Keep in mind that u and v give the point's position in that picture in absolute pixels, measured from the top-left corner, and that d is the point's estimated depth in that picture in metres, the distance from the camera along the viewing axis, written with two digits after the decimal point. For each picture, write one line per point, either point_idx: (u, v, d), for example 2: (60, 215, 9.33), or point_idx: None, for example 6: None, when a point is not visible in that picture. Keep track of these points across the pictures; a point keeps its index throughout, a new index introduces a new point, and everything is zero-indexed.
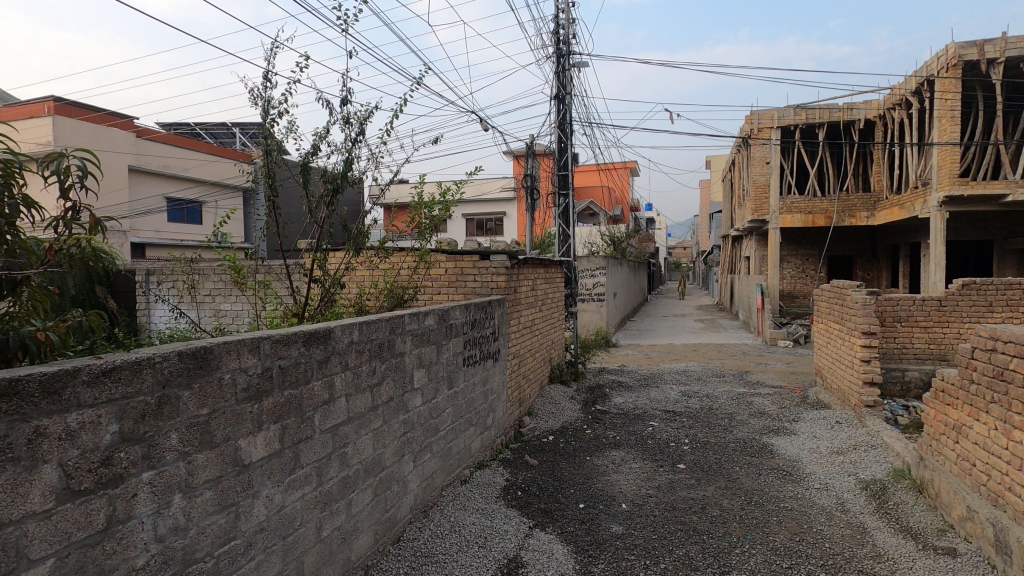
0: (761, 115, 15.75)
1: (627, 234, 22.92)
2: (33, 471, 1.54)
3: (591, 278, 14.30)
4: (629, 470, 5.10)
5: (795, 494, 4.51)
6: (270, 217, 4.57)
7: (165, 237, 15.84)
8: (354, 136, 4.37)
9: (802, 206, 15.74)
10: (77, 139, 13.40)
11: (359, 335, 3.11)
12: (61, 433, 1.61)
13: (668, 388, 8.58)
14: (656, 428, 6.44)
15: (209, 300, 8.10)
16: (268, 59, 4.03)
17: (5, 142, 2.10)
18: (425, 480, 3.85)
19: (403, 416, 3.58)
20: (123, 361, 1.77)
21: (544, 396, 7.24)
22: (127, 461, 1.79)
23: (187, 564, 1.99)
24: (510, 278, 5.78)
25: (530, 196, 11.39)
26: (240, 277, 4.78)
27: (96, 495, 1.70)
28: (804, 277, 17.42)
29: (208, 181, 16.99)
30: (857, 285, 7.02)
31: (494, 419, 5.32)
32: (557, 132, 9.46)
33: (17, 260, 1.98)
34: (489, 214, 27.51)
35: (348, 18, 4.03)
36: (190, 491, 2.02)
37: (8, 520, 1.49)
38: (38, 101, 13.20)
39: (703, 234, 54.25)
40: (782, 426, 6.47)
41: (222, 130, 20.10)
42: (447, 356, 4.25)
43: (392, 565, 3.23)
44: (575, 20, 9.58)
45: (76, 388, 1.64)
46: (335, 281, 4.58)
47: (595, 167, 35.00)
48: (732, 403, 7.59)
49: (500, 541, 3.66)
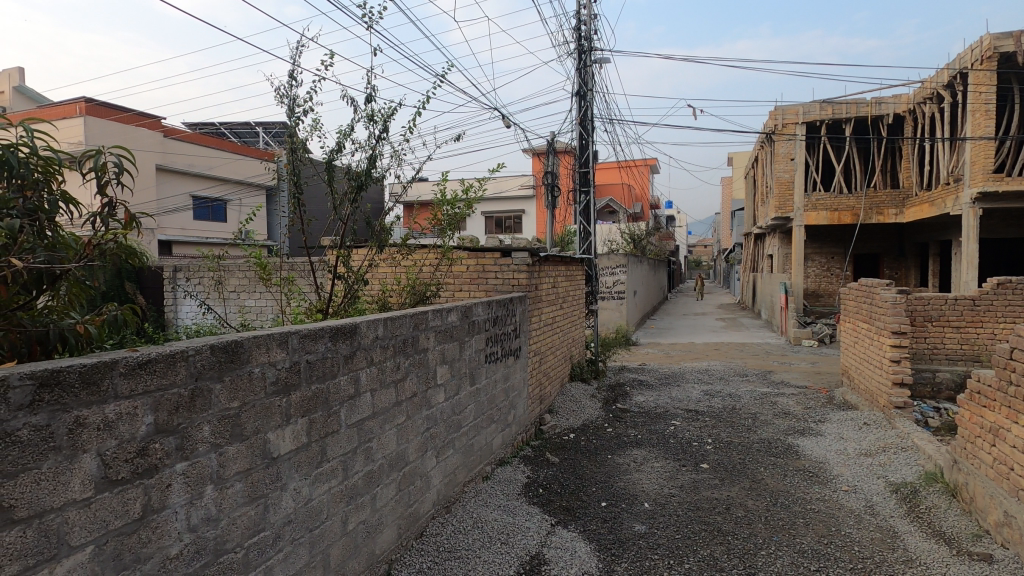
0: (786, 110, 15.44)
1: (647, 232, 22.68)
2: (73, 460, 1.58)
3: (610, 276, 14.23)
4: (652, 469, 5.05)
5: (822, 496, 4.44)
6: (295, 214, 4.63)
7: (191, 234, 16.17)
8: (377, 133, 4.40)
9: (827, 203, 15.41)
10: (107, 138, 13.74)
11: (384, 331, 3.13)
12: (99, 424, 1.64)
13: (690, 387, 8.49)
14: (678, 427, 6.38)
15: (234, 296, 8.26)
16: (294, 58, 4.08)
17: (46, 142, 2.18)
18: (448, 476, 3.87)
19: (426, 411, 3.60)
20: (158, 354, 1.81)
21: (565, 394, 7.21)
22: (161, 452, 1.83)
23: (218, 554, 2.03)
24: (531, 275, 5.78)
25: (551, 195, 11.29)
26: (265, 273, 4.84)
27: (132, 485, 1.73)
28: (829, 276, 17.08)
29: (232, 179, 17.28)
30: (886, 284, 6.83)
31: (515, 416, 5.32)
32: (579, 129, 9.40)
33: (57, 255, 2.02)
34: (508, 213, 27.55)
35: (373, 16, 4.07)
36: (221, 482, 2.05)
37: (50, 507, 1.53)
38: (70, 102, 13.63)
39: (723, 233, 53.61)
40: (808, 426, 6.36)
41: (245, 128, 20.25)
42: (470, 352, 4.27)
43: (416, 560, 3.25)
44: (597, 15, 9.50)
45: (113, 379, 1.67)
46: (359, 277, 4.65)
47: (616, 164, 34.83)
48: (755, 403, 7.48)
49: (523, 538, 3.66)
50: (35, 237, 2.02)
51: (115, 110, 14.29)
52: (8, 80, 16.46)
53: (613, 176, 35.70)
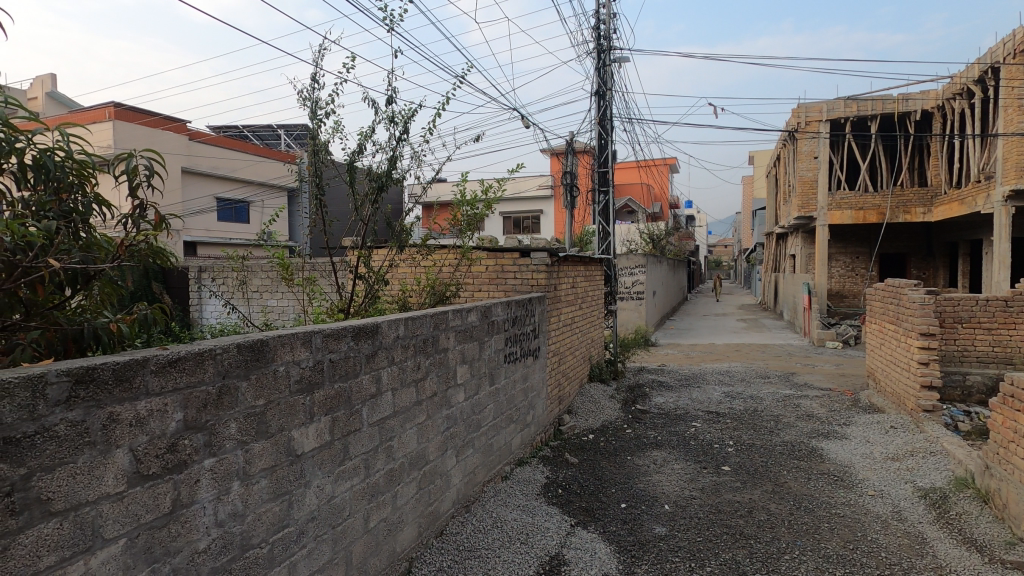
0: (808, 108, 15.13)
1: (667, 232, 22.48)
2: (107, 455, 1.62)
3: (630, 276, 14.16)
4: (672, 471, 5.01)
5: (847, 500, 4.35)
6: (316, 215, 4.68)
7: (215, 236, 16.46)
8: (398, 134, 4.44)
9: (852, 201, 15.03)
10: (135, 142, 14.06)
11: (404, 330, 3.15)
12: (132, 420, 1.69)
13: (711, 388, 8.39)
14: (699, 428, 6.32)
15: (257, 296, 8.41)
16: (316, 61, 4.15)
17: (82, 146, 2.25)
18: (467, 475, 3.89)
19: (446, 411, 3.62)
20: (187, 352, 1.85)
21: (584, 394, 7.19)
22: (190, 448, 1.87)
23: (244, 549, 2.07)
24: (550, 275, 5.78)
25: (569, 195, 11.25)
26: (287, 273, 4.91)
27: (163, 480, 1.78)
28: (854, 276, 16.75)
29: (255, 180, 17.57)
30: (913, 284, 6.65)
31: (535, 416, 5.32)
32: (598, 129, 9.36)
33: (91, 255, 2.08)
34: (526, 213, 27.56)
35: (394, 18, 4.11)
36: (247, 479, 2.09)
37: (86, 500, 1.57)
38: (100, 106, 13.97)
39: (744, 233, 52.83)
40: (833, 429, 6.25)
41: (267, 131, 20.50)
42: (489, 352, 4.28)
43: (435, 558, 3.27)
44: (616, 15, 9.44)
45: (145, 376, 1.72)
46: (379, 277, 4.69)
47: (635, 164, 34.66)
48: (777, 405, 7.37)
49: (542, 538, 3.66)
50: (71, 238, 2.09)
51: (142, 114, 14.63)
52: (41, 85, 16.94)
53: (633, 176, 35.49)
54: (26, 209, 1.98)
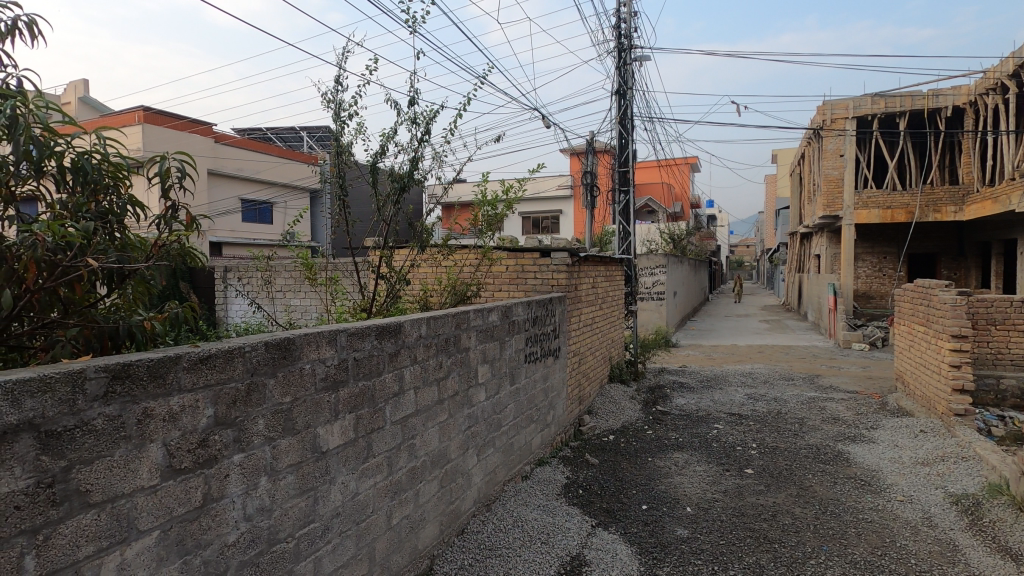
0: (834, 105, 14.90)
1: (688, 232, 22.25)
2: (141, 449, 1.67)
3: (650, 277, 14.06)
4: (693, 472, 4.96)
5: (875, 505, 4.26)
6: (339, 215, 4.74)
7: (240, 236, 16.77)
8: (420, 135, 4.48)
9: (879, 200, 14.73)
10: (163, 145, 14.39)
11: (426, 330, 3.18)
12: (165, 415, 1.73)
13: (733, 390, 8.29)
14: (721, 430, 6.25)
15: (280, 296, 8.56)
16: (340, 64, 4.21)
17: (118, 149, 2.32)
18: (488, 474, 3.90)
19: (467, 410, 3.64)
20: (218, 349, 1.89)
21: (604, 395, 7.16)
22: (220, 443, 1.92)
23: (271, 543, 2.11)
24: (570, 275, 5.77)
25: (589, 195, 11.19)
26: (311, 272, 4.98)
27: (194, 474, 1.82)
28: (881, 276, 16.38)
29: (278, 182, 17.86)
30: (945, 284, 6.47)
31: (555, 416, 5.32)
32: (618, 128, 9.31)
33: (126, 255, 2.13)
34: (545, 213, 27.54)
35: (416, 20, 4.16)
36: (274, 474, 2.14)
37: (122, 493, 1.62)
38: (129, 110, 14.32)
39: (767, 232, 52.02)
40: (859, 433, 6.12)
41: (290, 133, 20.82)
42: (510, 352, 4.29)
43: (457, 556, 3.29)
44: (637, 13, 9.38)
45: (178, 373, 1.76)
46: (401, 277, 4.74)
47: (656, 164, 34.44)
48: (802, 407, 7.25)
49: (563, 538, 3.65)
50: (107, 239, 2.15)
51: (170, 118, 14.96)
52: (74, 90, 17.46)
53: (654, 176, 35.22)
54: (66, 210, 2.04)
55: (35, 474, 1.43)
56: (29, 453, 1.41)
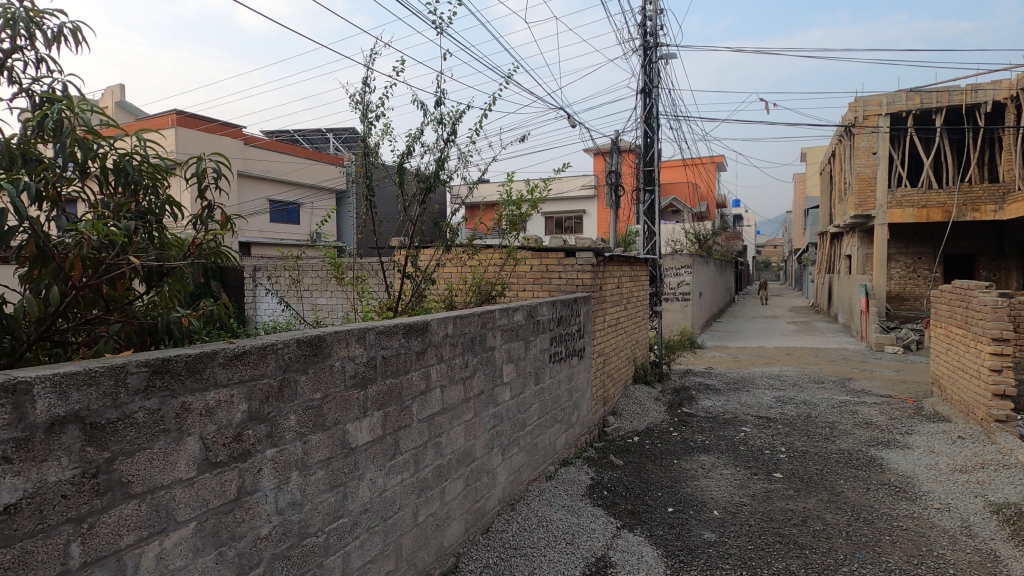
0: (867, 101, 14.59)
1: (714, 232, 21.92)
2: (179, 442, 1.71)
3: (675, 277, 13.92)
4: (721, 476, 4.89)
5: (911, 513, 4.13)
6: (367, 215, 4.79)
7: (268, 237, 17.10)
8: (446, 135, 4.51)
9: (914, 199, 14.21)
10: (194, 147, 14.76)
11: (453, 328, 3.19)
12: (202, 409, 1.78)
13: (761, 393, 8.13)
14: (748, 433, 6.14)
15: (308, 294, 8.71)
16: (368, 67, 4.27)
17: (158, 150, 2.39)
18: (513, 474, 3.91)
19: (492, 409, 3.65)
20: (252, 346, 1.94)
21: (628, 396, 7.10)
22: (253, 438, 1.96)
23: (302, 537, 2.15)
24: (595, 275, 5.75)
25: (614, 194, 11.09)
26: (338, 272, 5.04)
27: (229, 468, 1.87)
28: (915, 278, 15.90)
29: (305, 183, 18.17)
30: (984, 286, 6.24)
31: (579, 417, 5.30)
32: (643, 127, 9.22)
33: (165, 253, 2.19)
34: (568, 213, 27.46)
35: (443, 21, 4.19)
36: (305, 469, 2.17)
37: (161, 484, 1.67)
38: (163, 114, 14.74)
39: (795, 232, 50.90)
40: (893, 438, 5.95)
41: (317, 135, 21.16)
42: (535, 351, 4.29)
43: (482, 554, 3.30)
44: (663, 11, 9.27)
45: (214, 368, 1.81)
46: (426, 276, 4.78)
47: (682, 163, 34.06)
48: (833, 411, 7.07)
49: (588, 539, 3.63)
50: (148, 238, 2.22)
51: (203, 121, 15.36)
52: (111, 95, 18.00)
53: (679, 175, 34.82)
54: (109, 210, 2.12)
55: (81, 464, 1.48)
56: (75, 444, 1.46)
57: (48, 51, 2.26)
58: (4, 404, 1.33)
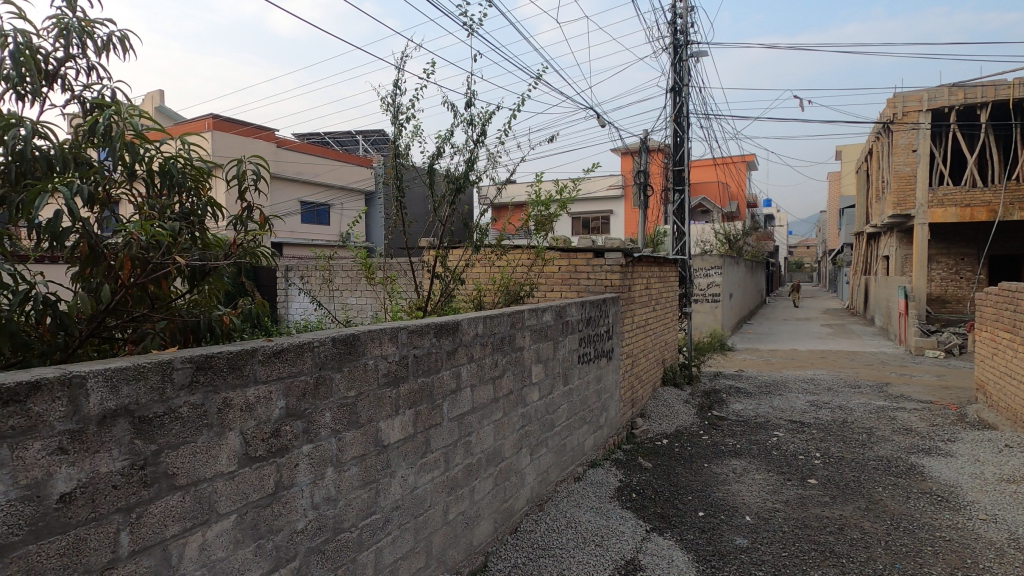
0: (907, 97, 14.13)
1: (744, 232, 21.52)
2: (221, 437, 1.77)
3: (705, 278, 13.73)
4: (753, 480, 4.80)
5: (954, 524, 3.99)
6: (397, 215, 4.84)
7: (299, 237, 17.47)
8: (475, 137, 4.53)
9: (957, 198, 13.68)
10: (229, 150, 15.16)
11: (483, 328, 3.21)
12: (242, 405, 1.83)
13: (794, 396, 7.95)
14: (781, 438, 6.01)
15: (339, 293, 8.87)
16: (399, 69, 4.32)
17: (200, 153, 2.46)
18: (542, 474, 3.91)
19: (521, 409, 3.65)
20: (289, 344, 1.98)
21: (657, 398, 7.02)
22: (290, 434, 2.00)
23: (336, 532, 2.19)
24: (624, 276, 5.70)
25: (643, 194, 10.95)
26: (369, 272, 5.11)
27: (268, 462, 1.92)
28: (957, 279, 15.33)
29: (335, 185, 18.49)
30: None
31: (608, 418, 5.26)
32: (674, 127, 9.10)
33: (208, 253, 2.26)
34: (595, 213, 27.32)
35: (473, 22, 4.21)
36: (340, 465, 2.22)
37: (204, 477, 1.72)
38: (200, 118, 15.17)
39: (830, 232, 49.55)
40: (935, 446, 5.75)
41: (347, 137, 21.51)
42: (564, 352, 4.28)
43: (511, 554, 3.31)
44: (694, 8, 9.13)
45: (254, 365, 1.86)
46: (455, 277, 4.81)
47: (712, 162, 33.55)
48: (870, 417, 6.87)
49: (617, 542, 3.60)
50: (191, 239, 2.29)
51: (237, 124, 15.75)
52: (151, 100, 18.61)
53: (709, 175, 34.25)
54: (155, 212, 2.20)
55: (129, 456, 1.53)
56: (125, 437, 1.52)
57: (97, 57, 2.35)
58: (60, 397, 1.39)
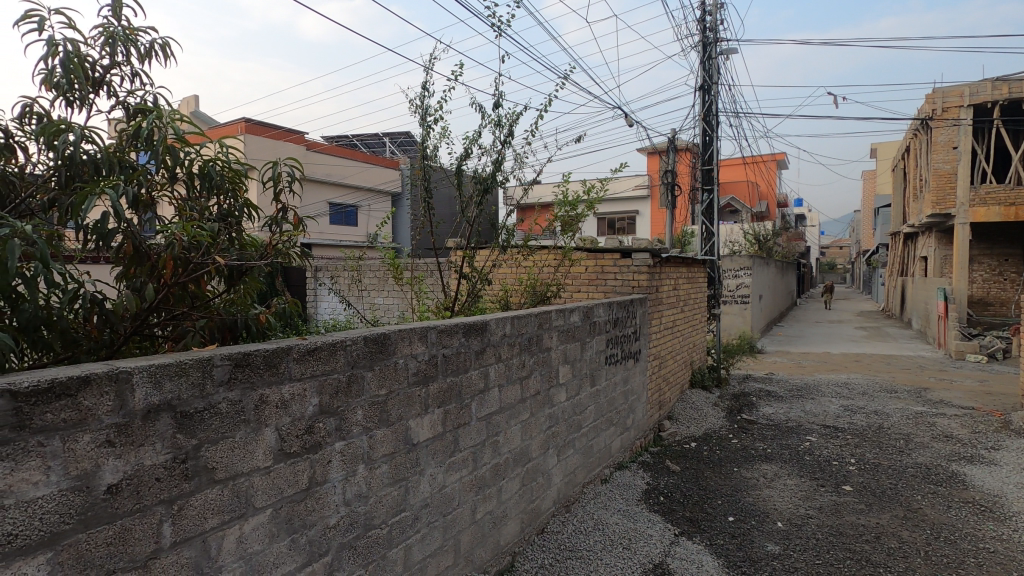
0: (946, 93, 13.68)
1: (775, 232, 21.08)
2: (257, 432, 1.81)
3: (734, 279, 13.50)
4: (785, 486, 4.70)
5: (998, 535, 3.83)
6: (424, 216, 4.87)
7: (328, 238, 17.77)
8: (503, 138, 4.54)
9: (1001, 196, 13.15)
10: (261, 152, 15.51)
11: (510, 328, 3.22)
12: (278, 402, 1.87)
13: (827, 401, 7.75)
14: (814, 443, 5.87)
15: (367, 293, 9.00)
16: (428, 70, 4.35)
17: (237, 156, 2.53)
18: (568, 475, 3.89)
19: (549, 409, 3.65)
20: (322, 343, 2.01)
21: (685, 400, 6.93)
22: (323, 431, 2.04)
23: (368, 528, 2.22)
24: (651, 277, 5.65)
25: (671, 193, 10.80)
26: (397, 271, 5.16)
27: (302, 458, 1.96)
28: (1001, 281, 14.74)
29: (363, 186, 18.75)
30: None
31: (635, 420, 5.22)
32: (703, 125, 8.95)
33: (245, 254, 2.32)
34: (621, 213, 27.10)
35: (500, 24, 4.23)
36: (371, 462, 2.25)
37: (241, 471, 1.77)
38: (234, 122, 15.56)
39: (863, 232, 48.18)
40: (977, 453, 5.54)
41: (375, 140, 21.79)
42: (591, 353, 4.26)
43: (537, 555, 3.30)
44: (723, 5, 9.00)
45: (288, 363, 1.89)
46: (482, 277, 4.82)
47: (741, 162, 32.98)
48: (907, 423, 6.65)
49: (645, 545, 3.57)
50: (229, 239, 2.36)
51: (269, 127, 16.10)
52: (187, 105, 19.16)
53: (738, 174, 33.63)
54: (195, 214, 2.27)
55: (172, 450, 1.58)
56: (167, 431, 1.57)
57: (140, 65, 2.44)
58: (108, 392, 1.44)
